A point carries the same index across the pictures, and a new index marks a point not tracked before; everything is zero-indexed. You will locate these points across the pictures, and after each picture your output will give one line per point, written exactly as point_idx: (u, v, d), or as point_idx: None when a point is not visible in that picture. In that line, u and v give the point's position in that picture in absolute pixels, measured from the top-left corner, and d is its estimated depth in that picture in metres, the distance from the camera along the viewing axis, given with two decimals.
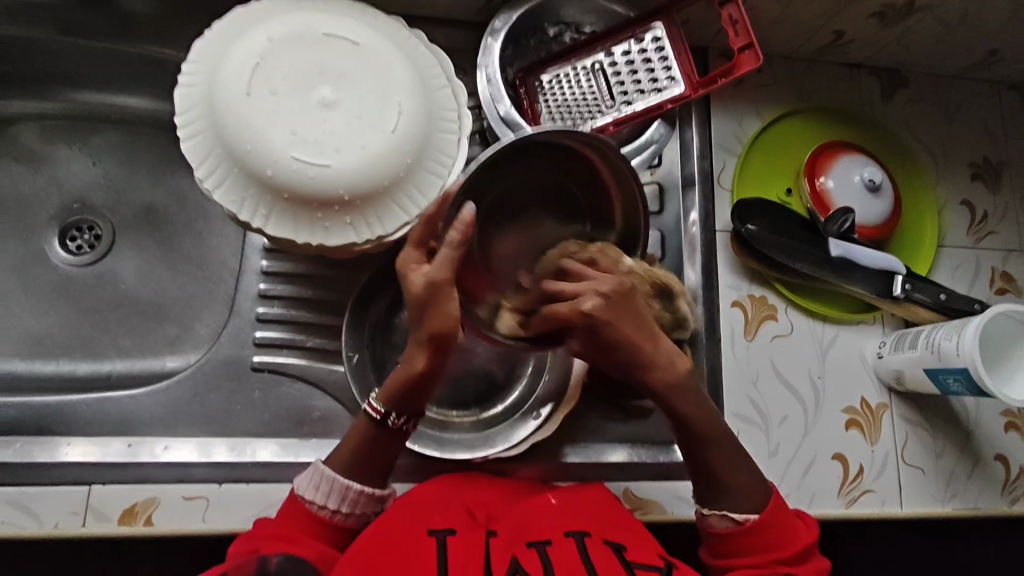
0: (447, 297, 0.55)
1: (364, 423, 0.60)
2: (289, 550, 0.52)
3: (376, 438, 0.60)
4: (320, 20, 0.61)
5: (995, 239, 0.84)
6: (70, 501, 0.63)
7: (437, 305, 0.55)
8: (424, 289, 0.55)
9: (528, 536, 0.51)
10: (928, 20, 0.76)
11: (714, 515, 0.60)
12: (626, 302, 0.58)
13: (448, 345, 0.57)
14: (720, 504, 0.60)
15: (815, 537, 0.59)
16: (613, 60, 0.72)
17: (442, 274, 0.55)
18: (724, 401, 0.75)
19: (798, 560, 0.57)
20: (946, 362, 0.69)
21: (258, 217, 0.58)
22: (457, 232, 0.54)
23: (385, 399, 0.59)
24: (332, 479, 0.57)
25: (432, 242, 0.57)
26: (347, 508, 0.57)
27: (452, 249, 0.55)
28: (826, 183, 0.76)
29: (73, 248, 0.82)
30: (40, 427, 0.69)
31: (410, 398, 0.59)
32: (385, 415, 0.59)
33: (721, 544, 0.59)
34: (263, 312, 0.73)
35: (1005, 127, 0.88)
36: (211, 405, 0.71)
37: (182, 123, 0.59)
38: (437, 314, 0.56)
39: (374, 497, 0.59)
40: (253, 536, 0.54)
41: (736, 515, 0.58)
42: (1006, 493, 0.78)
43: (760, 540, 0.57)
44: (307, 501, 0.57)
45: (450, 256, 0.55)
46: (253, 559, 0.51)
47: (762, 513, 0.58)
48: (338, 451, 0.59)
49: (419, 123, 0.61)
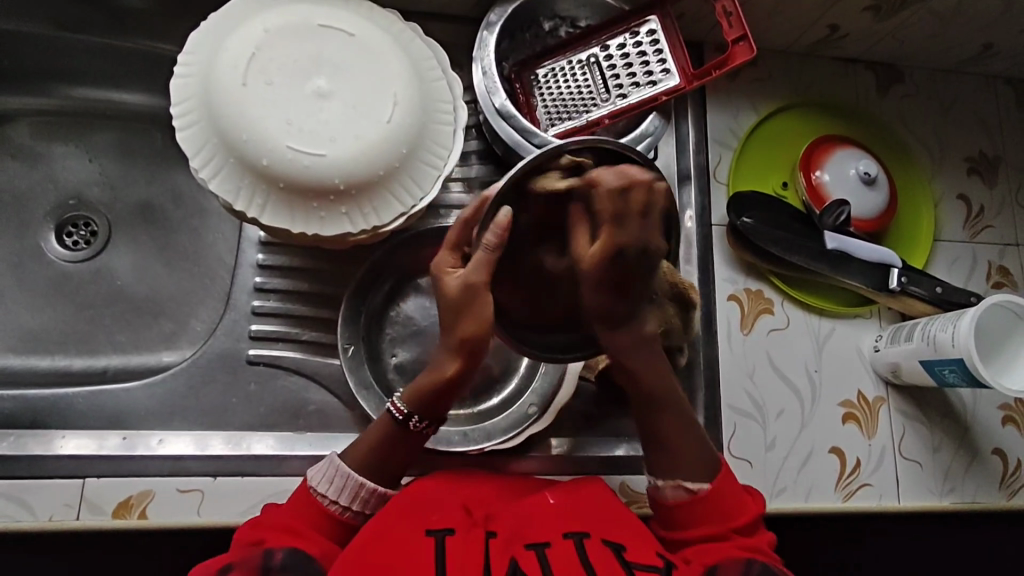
0: (481, 300, 0.55)
1: (386, 424, 0.59)
2: (295, 544, 0.51)
3: (400, 441, 0.59)
4: (317, 12, 0.61)
5: (991, 233, 0.84)
6: (64, 494, 0.63)
7: (472, 309, 0.55)
8: (459, 293, 0.54)
9: (527, 535, 0.51)
10: (922, 13, 0.77)
11: (668, 485, 0.58)
12: (635, 262, 0.56)
13: (478, 351, 0.57)
14: (674, 473, 0.58)
15: (763, 508, 0.58)
16: (608, 53, 0.72)
17: (477, 276, 0.54)
18: (720, 394, 0.75)
19: (748, 531, 0.56)
20: (941, 352, 0.69)
21: (253, 206, 0.58)
22: (494, 235, 0.53)
23: (409, 400, 0.58)
24: (346, 474, 0.56)
25: (462, 241, 0.56)
26: (357, 506, 0.56)
27: (487, 252, 0.54)
28: (822, 177, 0.76)
29: (69, 243, 0.82)
30: (35, 421, 0.69)
31: (435, 404, 0.58)
32: (407, 417, 0.58)
33: (672, 514, 0.57)
34: (258, 305, 0.73)
35: (1000, 121, 0.88)
36: (206, 399, 0.70)
37: (178, 112, 0.59)
38: (469, 318, 0.55)
39: (385, 498, 0.57)
40: (259, 526, 0.53)
41: (690, 484, 0.57)
42: (1004, 488, 0.77)
43: (714, 511, 0.56)
44: (318, 493, 0.56)
45: (486, 260, 0.54)
46: (258, 553, 0.50)
47: (712, 483, 0.57)
48: (356, 447, 0.59)
49: (414, 114, 0.61)
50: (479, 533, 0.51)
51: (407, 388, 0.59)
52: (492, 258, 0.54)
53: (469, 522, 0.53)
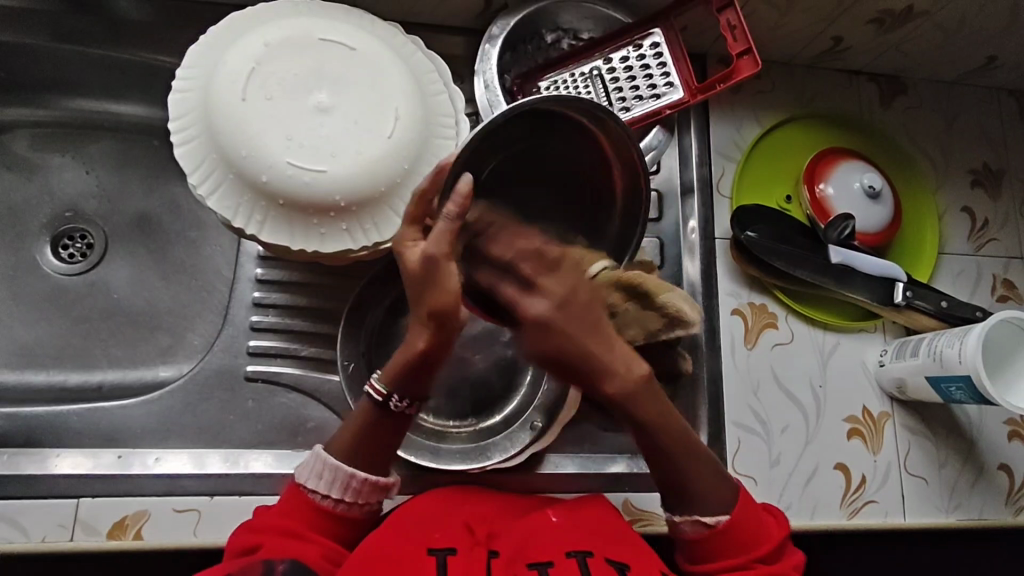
0: (443, 274, 0.50)
1: (366, 409, 0.57)
2: (293, 554, 0.51)
3: (381, 422, 0.57)
4: (316, 25, 0.61)
5: (995, 246, 0.83)
6: (57, 515, 0.62)
7: (436, 282, 0.50)
8: (422, 265, 0.50)
9: (530, 556, 0.50)
10: (926, 25, 0.76)
11: (686, 521, 0.57)
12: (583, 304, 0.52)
13: (443, 329, 0.53)
14: (691, 509, 0.57)
15: (788, 533, 0.58)
16: (611, 66, 0.71)
17: (434, 249, 0.50)
18: (724, 410, 0.74)
19: (771, 558, 0.56)
20: (947, 369, 0.69)
21: (252, 223, 0.57)
22: (454, 204, 0.49)
23: (389, 381, 0.56)
24: (334, 467, 0.55)
25: (426, 215, 0.52)
26: (350, 497, 0.56)
27: (449, 224, 0.50)
28: (825, 190, 0.76)
29: (65, 256, 0.81)
30: (30, 438, 0.68)
31: (411, 381, 0.56)
32: (388, 399, 0.57)
33: (692, 549, 0.57)
34: (257, 320, 0.72)
35: (1003, 133, 0.87)
36: (204, 415, 0.69)
37: (176, 128, 0.58)
38: (437, 290, 0.51)
39: (377, 486, 0.56)
40: (256, 528, 0.53)
41: (708, 519, 0.56)
42: (1010, 504, 0.77)
43: (739, 539, 0.56)
44: (308, 489, 0.55)
45: (448, 233, 0.50)
46: (257, 562, 0.50)
47: (730, 515, 0.56)
48: (341, 435, 0.57)
49: (416, 128, 0.60)
50: (481, 554, 0.51)
51: (385, 367, 0.57)
52: (454, 227, 0.50)
53: (472, 541, 0.52)
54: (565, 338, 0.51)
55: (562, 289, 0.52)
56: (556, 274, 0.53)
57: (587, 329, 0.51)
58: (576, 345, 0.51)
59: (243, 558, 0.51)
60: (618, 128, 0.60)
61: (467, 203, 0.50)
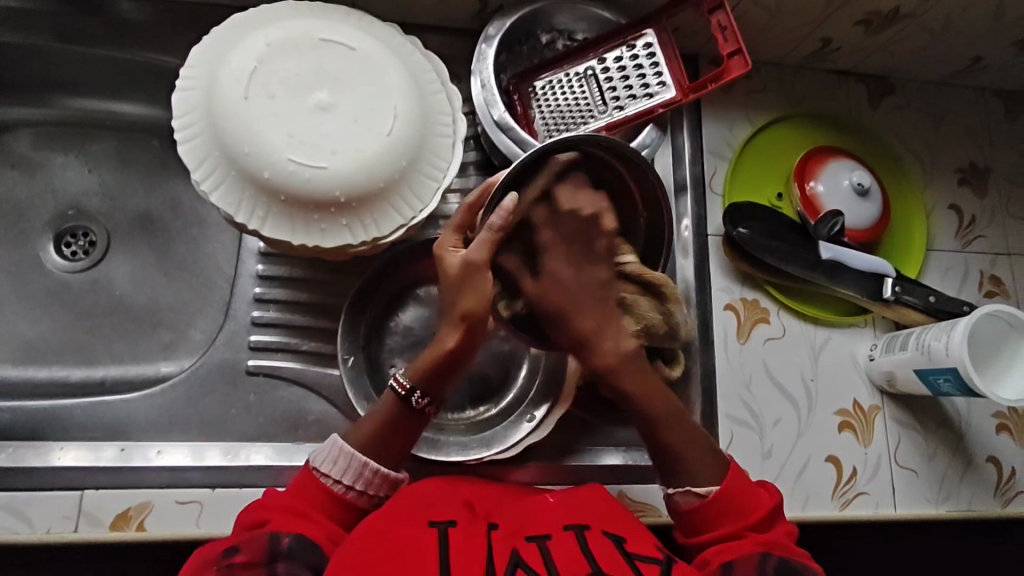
0: (477, 280, 0.56)
1: (390, 401, 0.60)
2: (298, 529, 0.52)
3: (401, 418, 0.60)
4: (317, 25, 0.62)
5: (982, 242, 0.85)
6: (62, 506, 0.63)
7: (470, 285, 0.56)
8: (459, 269, 0.56)
9: (528, 530, 0.51)
10: (913, 27, 0.78)
11: (678, 493, 0.59)
12: (575, 282, 0.55)
13: (473, 330, 0.57)
14: (679, 481, 0.59)
15: (778, 502, 0.59)
16: (605, 66, 0.73)
17: (474, 255, 0.55)
18: (718, 403, 0.76)
19: (761, 526, 0.57)
20: (935, 361, 0.70)
21: (254, 218, 0.58)
22: (499, 218, 0.54)
23: (414, 377, 0.59)
24: (350, 455, 0.57)
25: (469, 227, 0.59)
26: (361, 486, 0.57)
27: (490, 235, 0.55)
28: (816, 188, 0.77)
29: (67, 253, 0.82)
30: (33, 432, 0.69)
31: (436, 381, 0.59)
32: (410, 394, 0.59)
33: (685, 522, 0.58)
34: (258, 315, 0.73)
35: (990, 132, 0.89)
36: (205, 409, 0.70)
37: (180, 125, 0.59)
38: (471, 293, 0.56)
39: (388, 480, 0.58)
40: (265, 506, 0.54)
41: (698, 489, 0.58)
42: (998, 495, 0.78)
43: (730, 504, 0.57)
44: (321, 474, 0.57)
45: (488, 242, 0.55)
46: (264, 535, 0.51)
47: (722, 484, 0.58)
48: (361, 427, 0.59)
49: (414, 126, 0.61)
50: (481, 526, 0.51)
51: (412, 363, 0.60)
52: (495, 239, 0.55)
53: (471, 516, 0.53)
54: (565, 308, 0.55)
55: (566, 267, 0.56)
56: (557, 252, 0.56)
57: (582, 300, 0.55)
58: (571, 312, 0.55)
59: (251, 531, 0.51)
60: (655, 190, 0.61)
61: (511, 218, 0.55)
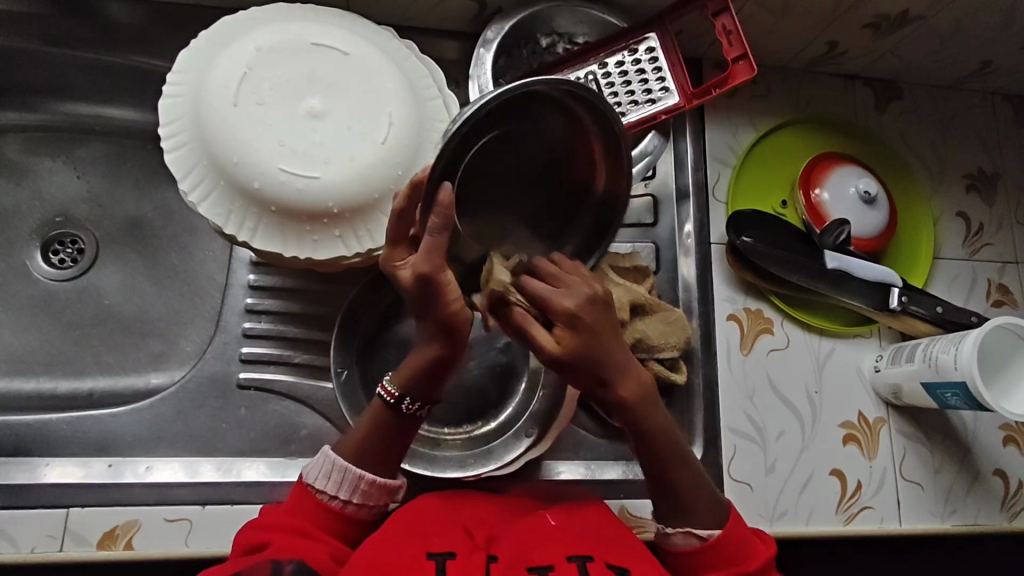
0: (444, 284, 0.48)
1: (380, 409, 0.58)
2: (300, 557, 0.49)
3: (393, 424, 0.57)
4: (310, 29, 0.60)
5: (990, 250, 0.83)
6: (46, 525, 0.61)
7: (437, 296, 0.49)
8: (417, 283, 0.48)
9: (530, 558, 0.49)
10: (922, 30, 0.76)
11: (678, 533, 0.57)
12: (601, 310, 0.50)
13: (454, 330, 0.52)
14: (683, 521, 0.57)
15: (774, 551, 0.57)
16: (606, 70, 0.71)
17: (427, 265, 0.47)
18: (720, 416, 0.74)
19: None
20: (943, 375, 0.68)
21: (244, 229, 0.57)
22: (438, 219, 0.45)
23: (401, 384, 0.56)
24: (343, 468, 0.55)
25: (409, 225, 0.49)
26: (358, 498, 0.56)
27: (435, 240, 0.46)
28: (821, 196, 0.75)
29: (56, 261, 0.80)
30: (19, 448, 0.67)
31: (422, 384, 0.56)
32: (400, 400, 0.57)
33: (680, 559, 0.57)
34: (250, 327, 0.71)
35: (998, 137, 0.87)
36: (196, 423, 0.69)
37: (167, 133, 0.57)
38: (448, 302, 0.49)
39: (386, 489, 0.57)
40: (259, 528, 0.52)
41: (700, 531, 0.56)
42: (1006, 508, 0.77)
43: (730, 546, 0.56)
44: (318, 490, 0.55)
45: (435, 248, 0.46)
46: (266, 563, 0.48)
47: (723, 529, 0.56)
48: (351, 438, 0.57)
49: (410, 135, 0.59)
50: (481, 557, 0.50)
51: (397, 369, 0.57)
52: (441, 241, 0.46)
53: (472, 545, 0.52)
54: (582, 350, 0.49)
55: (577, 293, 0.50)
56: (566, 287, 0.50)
57: (609, 332, 0.50)
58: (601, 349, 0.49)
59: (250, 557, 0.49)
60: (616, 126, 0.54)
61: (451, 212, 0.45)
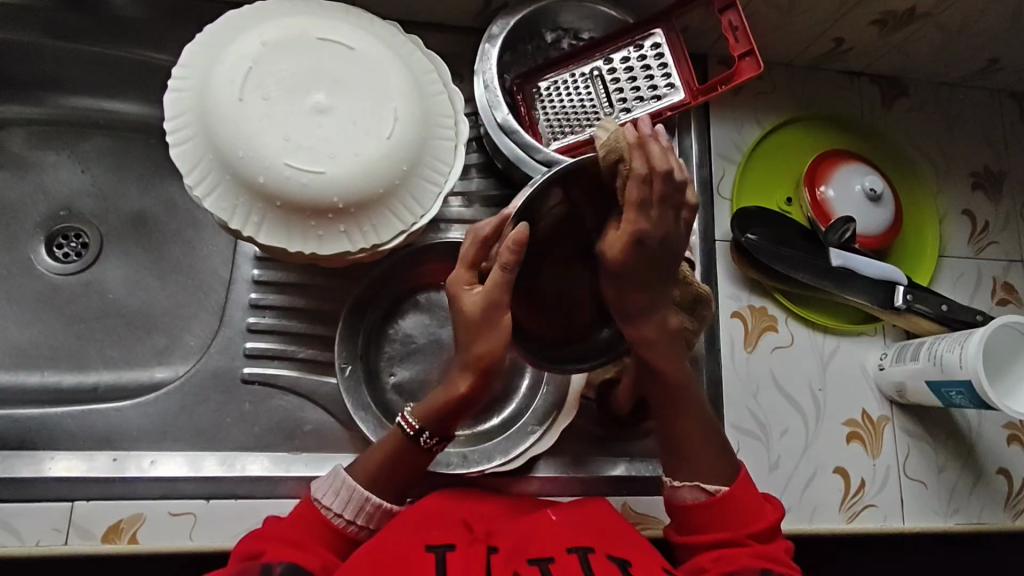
0: (501, 316, 0.53)
1: (397, 437, 0.58)
2: (293, 558, 0.50)
3: (409, 454, 0.58)
4: (315, 24, 0.60)
5: (996, 249, 0.83)
6: (51, 518, 0.61)
7: (487, 329, 0.53)
8: (481, 310, 0.52)
9: (529, 553, 0.49)
10: (929, 27, 0.76)
11: (685, 487, 0.58)
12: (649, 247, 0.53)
13: (490, 369, 0.54)
14: (692, 476, 0.58)
15: (782, 513, 0.57)
16: (611, 67, 0.71)
17: (495, 295, 0.52)
18: (724, 413, 0.74)
19: (764, 538, 0.55)
20: (947, 373, 0.68)
21: (249, 224, 0.57)
22: (509, 252, 0.51)
23: (421, 416, 0.57)
24: (352, 488, 0.56)
25: (482, 260, 0.55)
26: (363, 520, 0.56)
27: (501, 274, 0.52)
28: (826, 193, 0.75)
29: (60, 255, 0.80)
30: (24, 440, 0.67)
31: (445, 419, 0.57)
32: (418, 433, 0.57)
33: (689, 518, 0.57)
34: (253, 322, 0.71)
35: (1005, 135, 0.87)
36: (199, 417, 0.69)
37: (172, 127, 0.57)
38: (486, 338, 0.53)
39: (390, 514, 0.57)
40: (260, 535, 0.53)
41: (708, 485, 0.57)
42: (1009, 507, 0.76)
43: (732, 514, 0.55)
44: (324, 505, 0.55)
45: (501, 282, 0.52)
46: (257, 566, 0.49)
47: (731, 486, 0.57)
48: (366, 460, 0.58)
49: (414, 130, 0.59)
50: (480, 550, 0.50)
51: (420, 402, 0.58)
52: (508, 277, 0.52)
53: (470, 538, 0.52)
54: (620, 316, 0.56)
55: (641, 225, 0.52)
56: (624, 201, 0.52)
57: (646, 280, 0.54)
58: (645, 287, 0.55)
59: (244, 562, 0.50)
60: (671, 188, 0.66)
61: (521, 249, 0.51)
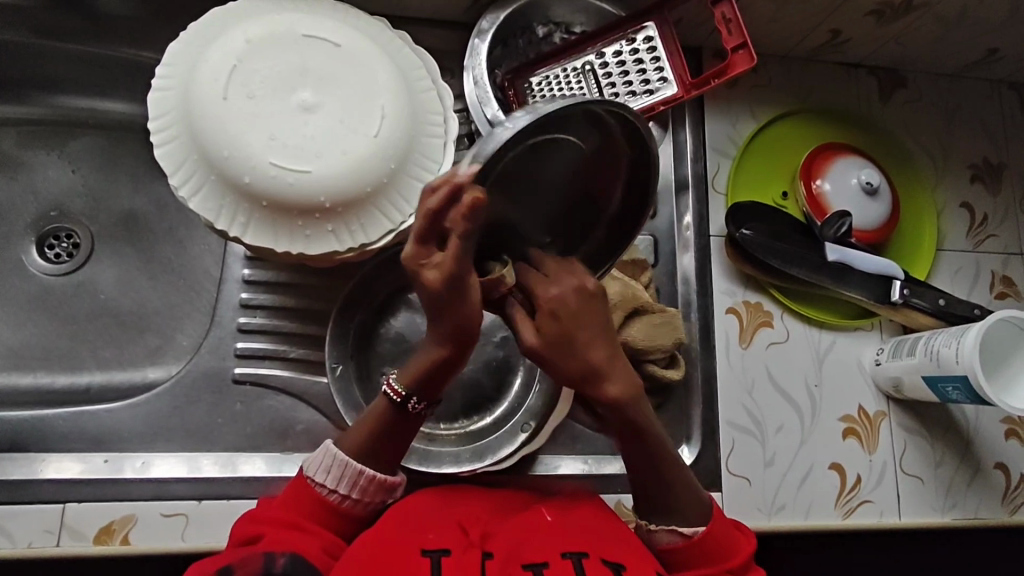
0: (469, 285, 0.46)
1: (382, 405, 0.57)
2: (293, 547, 0.50)
3: (393, 423, 0.57)
4: (300, 20, 0.59)
5: (994, 242, 0.82)
6: (44, 520, 0.61)
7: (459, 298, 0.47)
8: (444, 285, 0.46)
9: (524, 556, 0.48)
10: (926, 18, 0.75)
11: (661, 530, 0.56)
12: (575, 310, 0.48)
13: (468, 334, 0.51)
14: (668, 519, 0.56)
15: (755, 547, 0.56)
16: (603, 61, 0.70)
17: (458, 266, 0.45)
18: (718, 409, 0.74)
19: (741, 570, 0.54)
20: (944, 369, 0.68)
21: (236, 225, 0.56)
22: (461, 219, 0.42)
23: (406, 382, 0.56)
24: (344, 463, 0.55)
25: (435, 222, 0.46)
26: (357, 494, 0.55)
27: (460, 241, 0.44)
28: (822, 186, 0.74)
29: (51, 256, 0.80)
30: (16, 442, 0.67)
31: (428, 383, 0.55)
32: (406, 399, 0.56)
33: (661, 555, 0.56)
34: (244, 322, 0.71)
35: (1004, 126, 0.86)
36: (192, 418, 0.69)
37: (156, 128, 0.57)
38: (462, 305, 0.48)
39: (384, 485, 0.56)
40: (258, 520, 0.53)
41: (683, 528, 0.55)
42: (1006, 502, 0.76)
43: (708, 551, 0.54)
44: (316, 483, 0.55)
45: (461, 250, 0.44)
46: (259, 555, 0.48)
47: (708, 526, 0.55)
48: (353, 431, 0.57)
49: (402, 127, 0.59)
50: (475, 555, 0.49)
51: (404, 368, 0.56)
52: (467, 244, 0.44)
53: (465, 543, 0.51)
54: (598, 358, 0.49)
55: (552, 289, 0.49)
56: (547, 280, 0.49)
57: (584, 328, 0.48)
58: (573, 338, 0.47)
59: (245, 548, 0.49)
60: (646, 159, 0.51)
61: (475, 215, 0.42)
